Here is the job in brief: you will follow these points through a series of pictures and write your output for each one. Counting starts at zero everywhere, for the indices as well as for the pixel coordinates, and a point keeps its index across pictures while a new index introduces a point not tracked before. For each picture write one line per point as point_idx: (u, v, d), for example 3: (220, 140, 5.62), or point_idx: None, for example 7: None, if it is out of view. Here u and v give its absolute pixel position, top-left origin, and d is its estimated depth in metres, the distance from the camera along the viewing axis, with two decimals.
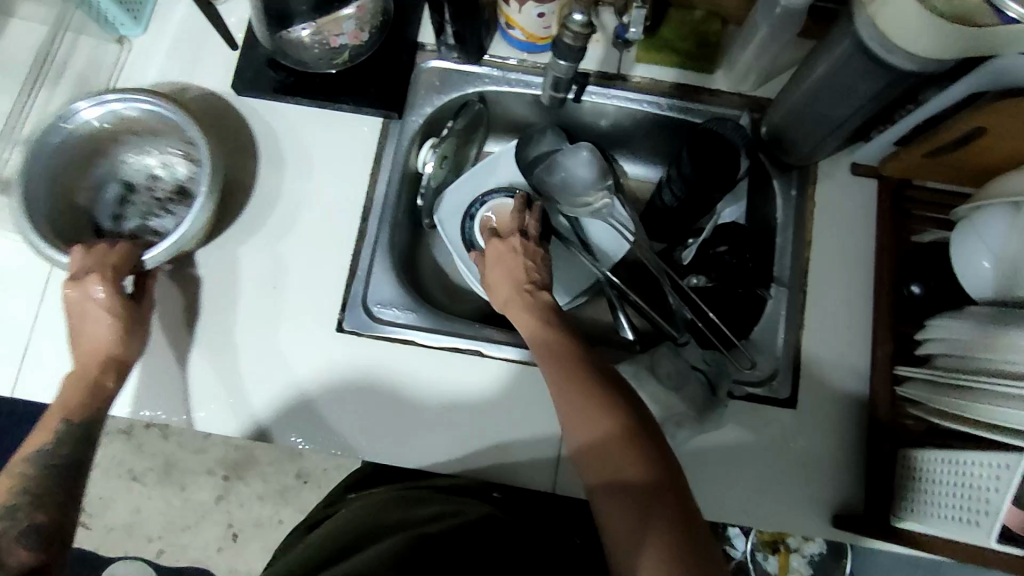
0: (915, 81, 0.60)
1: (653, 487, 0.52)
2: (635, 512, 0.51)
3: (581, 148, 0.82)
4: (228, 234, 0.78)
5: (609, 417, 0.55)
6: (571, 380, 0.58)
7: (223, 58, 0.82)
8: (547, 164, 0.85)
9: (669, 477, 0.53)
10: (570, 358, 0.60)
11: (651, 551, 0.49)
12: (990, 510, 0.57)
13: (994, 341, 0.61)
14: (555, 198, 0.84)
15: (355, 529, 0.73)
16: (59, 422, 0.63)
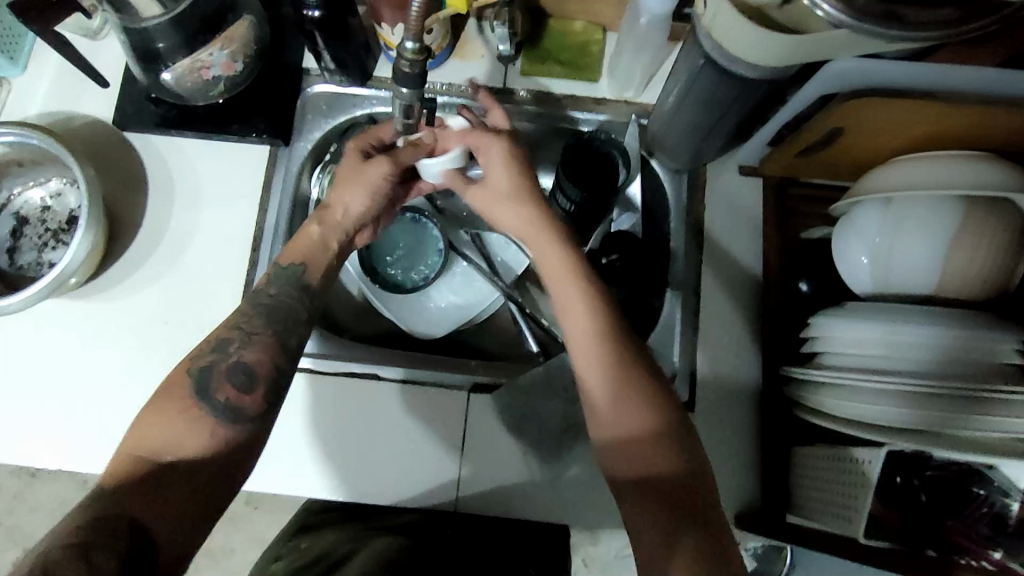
0: (767, 87, 0.61)
1: (680, 483, 0.54)
2: (668, 504, 0.53)
3: None
4: (117, 271, 0.77)
5: (645, 412, 0.56)
6: (606, 365, 0.58)
7: (103, 93, 0.80)
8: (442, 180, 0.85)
9: (695, 468, 0.55)
10: (622, 355, 0.59)
11: (685, 550, 0.50)
12: (858, 506, 0.57)
13: (872, 340, 0.63)
14: (457, 213, 0.87)
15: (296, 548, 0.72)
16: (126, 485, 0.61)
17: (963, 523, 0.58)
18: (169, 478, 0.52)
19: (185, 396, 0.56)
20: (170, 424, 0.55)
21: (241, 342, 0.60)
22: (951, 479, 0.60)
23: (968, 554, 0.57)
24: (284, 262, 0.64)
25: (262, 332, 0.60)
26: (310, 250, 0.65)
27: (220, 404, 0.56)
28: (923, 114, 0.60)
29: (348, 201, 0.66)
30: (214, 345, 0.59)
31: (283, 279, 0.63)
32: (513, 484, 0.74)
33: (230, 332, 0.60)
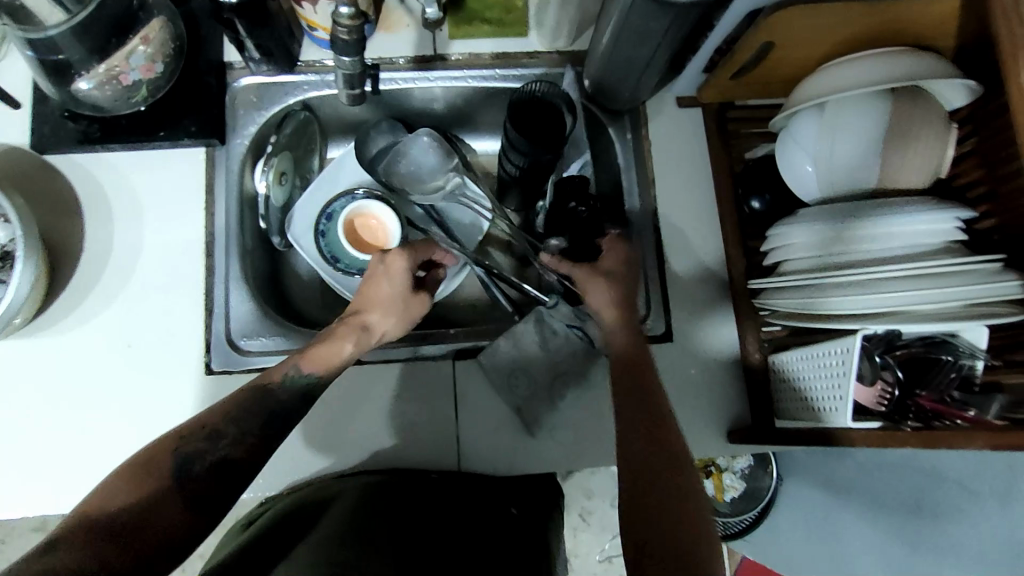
0: (697, 11, 0.62)
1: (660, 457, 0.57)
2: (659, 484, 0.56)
3: (420, 134, 0.80)
4: (66, 300, 0.73)
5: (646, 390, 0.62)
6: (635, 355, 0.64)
7: (13, 116, 0.75)
8: (389, 156, 0.83)
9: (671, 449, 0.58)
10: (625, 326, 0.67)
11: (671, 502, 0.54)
12: (840, 395, 0.60)
13: (836, 237, 0.66)
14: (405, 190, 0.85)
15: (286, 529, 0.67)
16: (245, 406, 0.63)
17: (935, 390, 0.61)
18: (127, 537, 0.50)
19: (161, 472, 0.54)
20: (136, 491, 0.53)
21: (231, 437, 0.58)
22: (918, 353, 0.62)
23: (944, 418, 0.60)
24: (308, 369, 0.63)
25: (256, 430, 0.59)
26: (331, 359, 0.64)
27: (187, 481, 0.55)
28: (846, 14, 0.63)
29: (377, 319, 0.68)
30: (204, 433, 0.57)
31: (298, 385, 0.62)
32: (511, 442, 0.75)
33: (224, 424, 0.58)
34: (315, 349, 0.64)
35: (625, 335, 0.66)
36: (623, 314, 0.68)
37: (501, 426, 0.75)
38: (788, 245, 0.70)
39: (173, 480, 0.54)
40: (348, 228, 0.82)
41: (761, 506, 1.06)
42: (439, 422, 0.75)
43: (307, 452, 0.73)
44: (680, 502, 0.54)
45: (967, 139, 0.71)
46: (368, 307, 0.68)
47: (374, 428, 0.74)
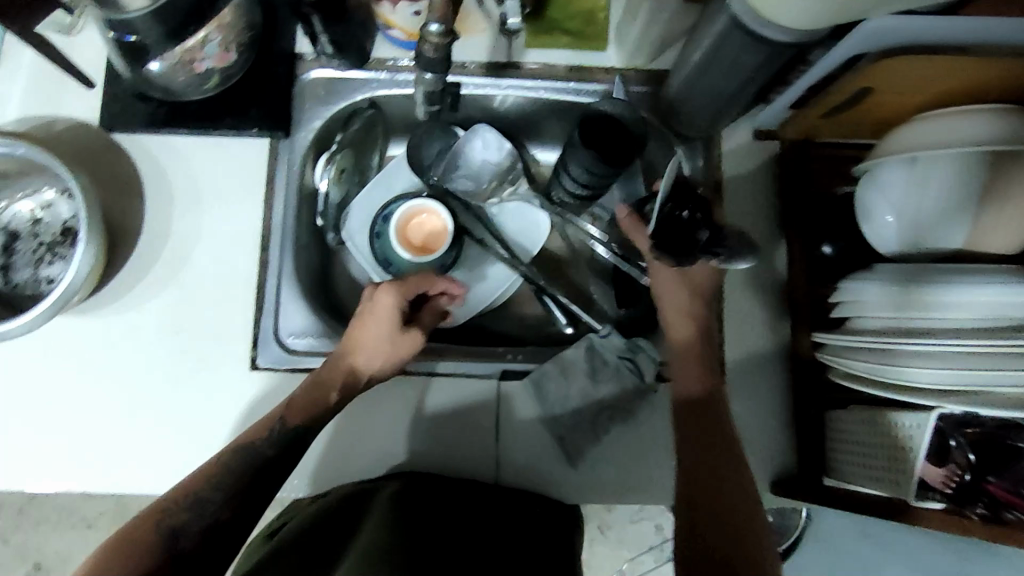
0: (797, 50, 0.59)
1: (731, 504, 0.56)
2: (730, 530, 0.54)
3: (477, 131, 0.79)
4: (121, 281, 0.73)
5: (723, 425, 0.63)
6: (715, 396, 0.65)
7: (86, 91, 0.75)
8: (446, 160, 0.81)
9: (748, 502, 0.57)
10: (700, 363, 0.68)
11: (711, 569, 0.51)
12: (906, 470, 0.57)
13: (910, 300, 0.62)
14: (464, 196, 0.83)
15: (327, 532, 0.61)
16: (277, 420, 0.63)
17: (1008, 478, 0.57)
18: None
19: (147, 540, 0.53)
20: (126, 560, 0.52)
21: (219, 501, 0.57)
22: (991, 435, 0.58)
23: (1016, 509, 0.55)
24: (291, 421, 0.63)
25: (241, 487, 0.58)
26: (312, 408, 0.64)
27: (177, 544, 0.54)
28: (958, 65, 0.58)
29: (364, 363, 0.67)
30: (190, 498, 0.56)
31: (284, 438, 0.62)
32: (549, 467, 0.74)
33: (210, 487, 0.57)
34: (299, 397, 0.65)
35: (702, 382, 0.67)
36: (708, 349, 0.70)
37: (540, 450, 0.74)
38: (858, 301, 0.67)
39: (159, 546, 0.53)
40: (403, 228, 0.80)
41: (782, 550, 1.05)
42: (478, 439, 0.74)
43: (346, 456, 0.73)
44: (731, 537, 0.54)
45: None
46: (351, 362, 0.67)
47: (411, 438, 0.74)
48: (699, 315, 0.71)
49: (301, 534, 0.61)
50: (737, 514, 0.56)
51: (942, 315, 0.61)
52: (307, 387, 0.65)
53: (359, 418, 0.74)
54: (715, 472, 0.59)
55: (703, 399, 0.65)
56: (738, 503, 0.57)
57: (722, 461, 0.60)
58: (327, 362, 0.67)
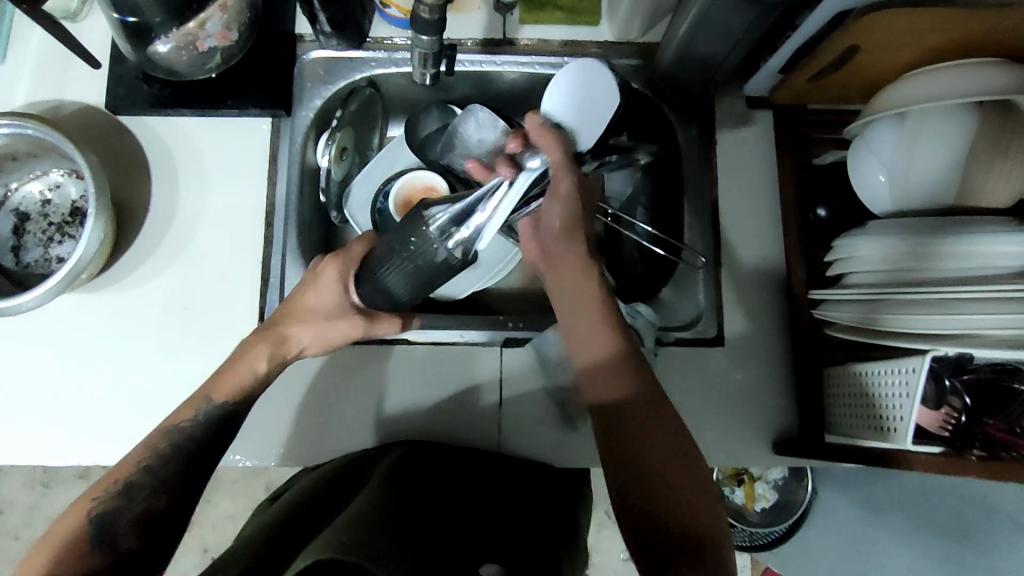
0: (783, 8, 0.60)
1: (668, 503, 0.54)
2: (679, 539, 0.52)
3: (473, 110, 0.79)
4: (129, 258, 0.75)
5: (626, 382, 0.60)
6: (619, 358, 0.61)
7: (92, 75, 0.77)
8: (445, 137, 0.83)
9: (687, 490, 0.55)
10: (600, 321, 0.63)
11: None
12: (903, 417, 0.58)
13: (907, 254, 0.64)
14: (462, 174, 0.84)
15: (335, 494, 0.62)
16: (202, 401, 0.62)
17: (1004, 419, 0.58)
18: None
19: (82, 539, 0.54)
20: (59, 557, 0.52)
21: (152, 487, 0.57)
22: (986, 379, 0.60)
23: (1013, 448, 0.56)
24: (216, 400, 0.62)
25: (174, 477, 0.59)
26: (242, 383, 0.63)
27: (115, 543, 0.54)
28: (944, 19, 0.59)
29: (302, 331, 0.65)
30: (117, 490, 0.57)
31: (212, 418, 0.62)
32: (551, 433, 0.75)
33: (137, 476, 0.57)
34: (226, 378, 0.63)
35: (612, 338, 0.62)
36: (606, 305, 0.64)
37: (542, 416, 0.75)
38: (856, 257, 0.68)
39: (96, 550, 0.54)
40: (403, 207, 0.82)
41: (790, 522, 1.13)
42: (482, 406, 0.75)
43: (352, 425, 0.75)
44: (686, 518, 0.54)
45: None
46: (283, 347, 0.65)
47: (415, 406, 0.75)
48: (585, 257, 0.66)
49: (310, 496, 0.62)
50: (666, 496, 0.55)
51: (936, 268, 0.63)
52: (239, 366, 0.63)
53: (361, 388, 0.75)
54: (640, 446, 0.57)
55: (627, 395, 0.59)
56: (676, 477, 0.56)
57: (653, 423, 0.58)
58: (258, 333, 0.65)
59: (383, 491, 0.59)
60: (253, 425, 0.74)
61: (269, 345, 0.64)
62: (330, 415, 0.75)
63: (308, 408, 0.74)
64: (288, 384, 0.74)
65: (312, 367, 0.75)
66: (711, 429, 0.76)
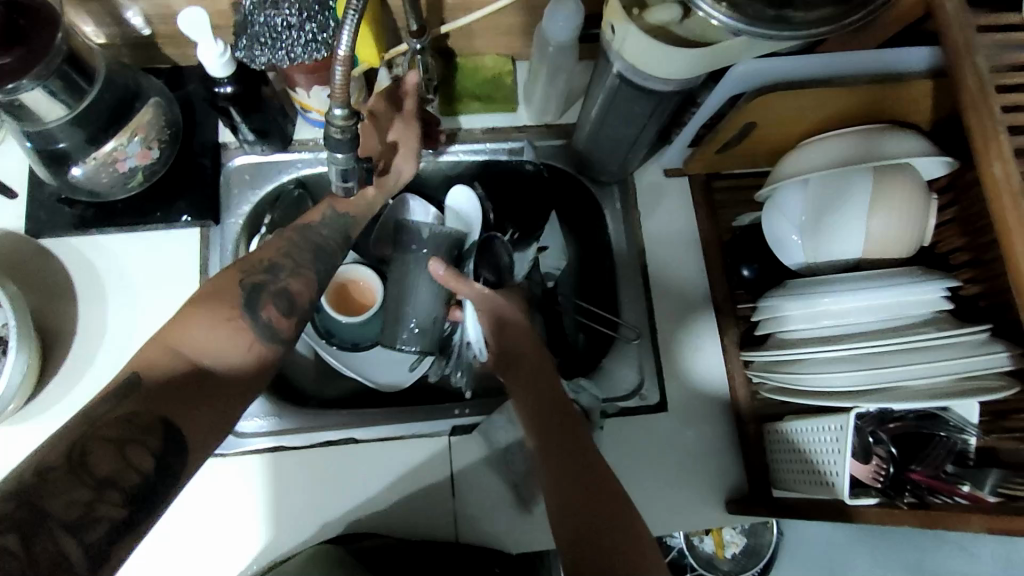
0: (680, 96, 0.64)
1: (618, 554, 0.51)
2: None
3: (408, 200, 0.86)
4: (57, 384, 0.73)
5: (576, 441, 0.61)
6: (564, 425, 0.62)
7: (10, 201, 0.76)
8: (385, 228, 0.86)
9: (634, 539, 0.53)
10: (540, 391, 0.65)
11: None
12: (839, 471, 0.60)
13: (819, 312, 0.68)
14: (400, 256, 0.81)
15: None
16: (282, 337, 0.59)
17: (929, 465, 0.61)
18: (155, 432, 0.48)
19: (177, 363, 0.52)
20: (180, 383, 0.51)
21: (261, 329, 0.58)
22: (911, 429, 0.63)
23: (940, 493, 0.60)
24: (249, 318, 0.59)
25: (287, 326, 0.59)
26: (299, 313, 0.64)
27: (224, 383, 0.53)
28: (826, 97, 0.64)
29: (402, 161, 0.72)
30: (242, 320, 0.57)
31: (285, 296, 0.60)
32: (509, 517, 0.74)
33: (239, 311, 0.57)
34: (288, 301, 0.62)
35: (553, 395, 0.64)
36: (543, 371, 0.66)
37: (498, 501, 0.75)
38: (781, 317, 0.70)
39: (199, 378, 0.52)
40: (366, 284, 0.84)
41: (763, 564, 1.15)
42: (435, 498, 0.74)
43: (304, 531, 0.72)
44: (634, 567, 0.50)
45: (948, 207, 0.73)
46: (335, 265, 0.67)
47: (367, 501, 0.73)
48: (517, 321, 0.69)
49: None
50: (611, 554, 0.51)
51: (850, 318, 0.67)
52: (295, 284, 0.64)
53: (311, 491, 0.73)
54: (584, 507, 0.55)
55: (585, 460, 0.59)
56: (626, 529, 0.53)
57: (601, 483, 0.57)
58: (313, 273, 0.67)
59: None
60: (201, 546, 0.71)
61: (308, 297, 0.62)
62: (279, 520, 0.72)
63: (257, 520, 0.72)
64: (233, 496, 0.72)
65: (259, 476, 0.73)
66: (667, 495, 0.76)
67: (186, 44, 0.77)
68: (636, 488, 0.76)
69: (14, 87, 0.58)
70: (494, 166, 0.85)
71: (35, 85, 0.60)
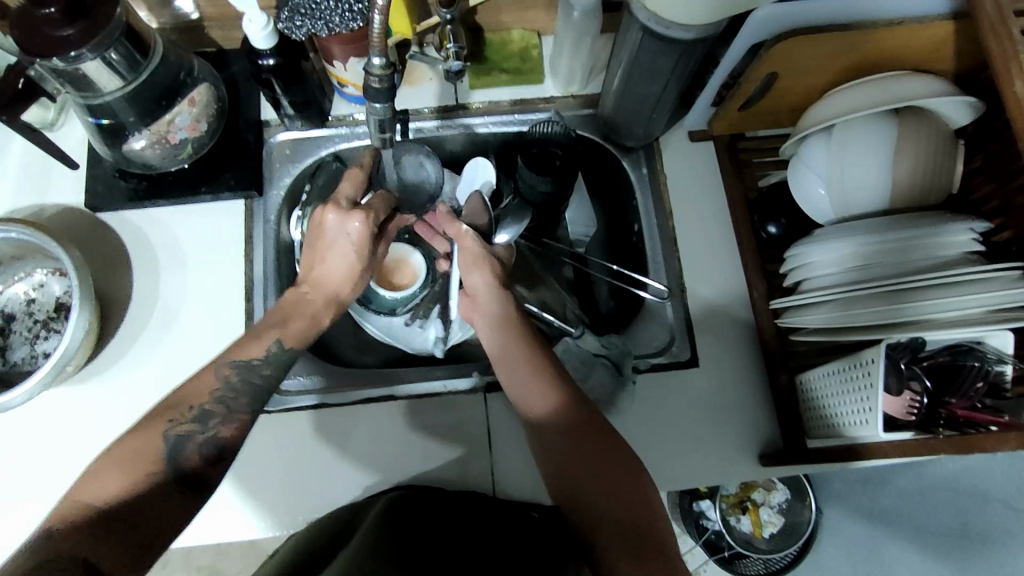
0: (702, 46, 0.66)
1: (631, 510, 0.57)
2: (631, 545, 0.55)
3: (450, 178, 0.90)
4: (114, 345, 0.77)
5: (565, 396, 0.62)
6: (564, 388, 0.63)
7: (72, 176, 0.81)
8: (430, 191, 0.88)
9: (642, 496, 0.57)
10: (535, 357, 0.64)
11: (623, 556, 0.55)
12: (871, 406, 0.60)
13: (872, 253, 0.68)
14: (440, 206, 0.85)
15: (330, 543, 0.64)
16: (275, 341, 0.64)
17: (964, 397, 0.62)
18: (120, 524, 0.51)
19: (157, 457, 0.55)
20: (133, 474, 0.54)
21: (220, 417, 0.60)
22: (943, 363, 0.63)
23: (977, 425, 0.62)
24: (286, 345, 0.64)
25: (242, 409, 0.62)
26: (308, 332, 0.66)
27: (182, 467, 0.56)
28: (846, 41, 0.66)
29: None
30: (193, 415, 0.59)
31: (281, 361, 0.64)
32: (542, 474, 0.75)
33: (211, 404, 0.60)
34: (291, 324, 0.65)
35: (536, 368, 0.64)
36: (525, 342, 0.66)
37: (529, 457, 0.76)
38: (809, 263, 0.72)
39: (164, 469, 0.55)
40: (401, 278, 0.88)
41: (802, 542, 1.13)
42: (472, 453, 0.76)
43: (343, 484, 0.74)
44: (619, 515, 0.56)
45: (974, 156, 0.74)
46: (325, 286, 0.67)
47: (405, 458, 0.75)
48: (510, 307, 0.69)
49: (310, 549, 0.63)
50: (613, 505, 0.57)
51: (914, 260, 0.66)
52: (284, 312, 0.66)
53: (348, 445, 0.75)
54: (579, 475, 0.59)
55: (589, 425, 0.61)
56: (625, 493, 0.57)
57: (601, 448, 0.59)
58: (297, 295, 0.67)
59: (383, 526, 0.62)
60: (245, 500, 0.73)
61: (250, 389, 0.62)
62: (320, 474, 0.75)
63: (299, 474, 0.74)
64: (275, 450, 0.75)
65: (299, 431, 0.76)
66: (699, 450, 0.77)
67: (232, 27, 0.83)
68: (668, 443, 0.77)
69: (76, 56, 0.63)
70: (521, 133, 0.87)
71: (95, 55, 0.64)
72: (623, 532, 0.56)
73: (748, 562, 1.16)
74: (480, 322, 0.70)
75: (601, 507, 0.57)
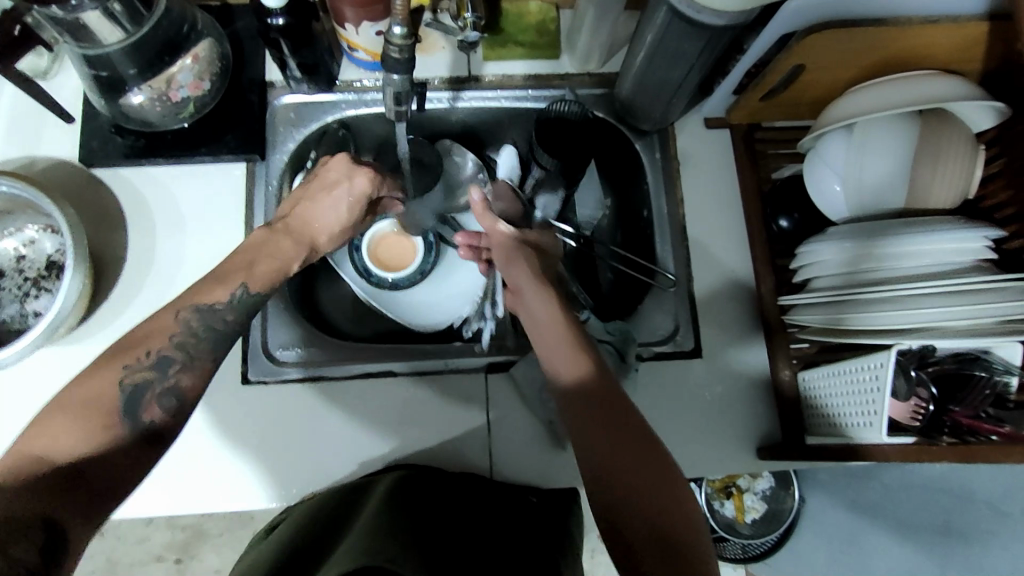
0: (733, 32, 0.64)
1: (653, 506, 0.52)
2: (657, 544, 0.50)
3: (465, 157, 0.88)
4: (107, 308, 0.75)
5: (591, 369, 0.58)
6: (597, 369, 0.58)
7: (66, 129, 0.78)
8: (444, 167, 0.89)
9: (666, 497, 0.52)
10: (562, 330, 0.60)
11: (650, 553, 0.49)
12: (877, 409, 0.61)
13: (883, 255, 0.67)
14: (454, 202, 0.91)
15: (339, 518, 0.63)
16: (239, 286, 0.61)
17: (969, 406, 0.64)
18: (76, 484, 0.47)
19: (112, 412, 0.52)
20: (86, 431, 0.50)
21: (180, 364, 0.57)
22: (949, 371, 0.65)
23: (979, 433, 0.63)
24: (253, 289, 0.61)
25: (204, 357, 0.58)
26: (274, 275, 0.63)
27: (141, 422, 0.53)
28: (875, 37, 0.64)
29: None
30: (151, 360, 0.55)
31: (247, 305, 0.61)
32: (538, 455, 0.75)
33: (170, 349, 0.56)
34: (256, 268, 0.62)
35: (577, 363, 0.58)
36: (570, 330, 0.60)
37: (529, 440, 0.75)
38: (820, 261, 0.71)
39: (122, 425, 0.52)
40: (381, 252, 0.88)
41: (782, 529, 1.15)
42: (469, 432, 0.75)
43: (339, 459, 0.74)
44: (660, 524, 0.51)
45: (996, 159, 0.72)
46: (303, 232, 0.67)
47: (403, 435, 0.75)
48: (554, 300, 0.62)
49: (320, 525, 0.62)
50: (642, 498, 0.52)
51: (927, 264, 0.66)
52: (251, 254, 0.63)
53: (346, 419, 0.75)
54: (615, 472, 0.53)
55: (615, 406, 0.56)
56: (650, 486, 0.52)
57: (627, 434, 0.55)
58: (270, 234, 0.65)
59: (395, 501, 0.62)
60: (237, 471, 0.72)
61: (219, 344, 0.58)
62: (312, 447, 0.74)
63: (293, 446, 0.74)
64: (269, 421, 0.74)
65: (295, 404, 0.74)
66: (698, 440, 0.77)
67: None
68: (667, 432, 0.77)
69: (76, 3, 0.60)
70: (535, 109, 0.85)
71: (96, 6, 0.62)
72: (659, 543, 0.50)
73: (727, 545, 1.16)
74: (523, 314, 0.65)
75: (635, 506, 0.52)
